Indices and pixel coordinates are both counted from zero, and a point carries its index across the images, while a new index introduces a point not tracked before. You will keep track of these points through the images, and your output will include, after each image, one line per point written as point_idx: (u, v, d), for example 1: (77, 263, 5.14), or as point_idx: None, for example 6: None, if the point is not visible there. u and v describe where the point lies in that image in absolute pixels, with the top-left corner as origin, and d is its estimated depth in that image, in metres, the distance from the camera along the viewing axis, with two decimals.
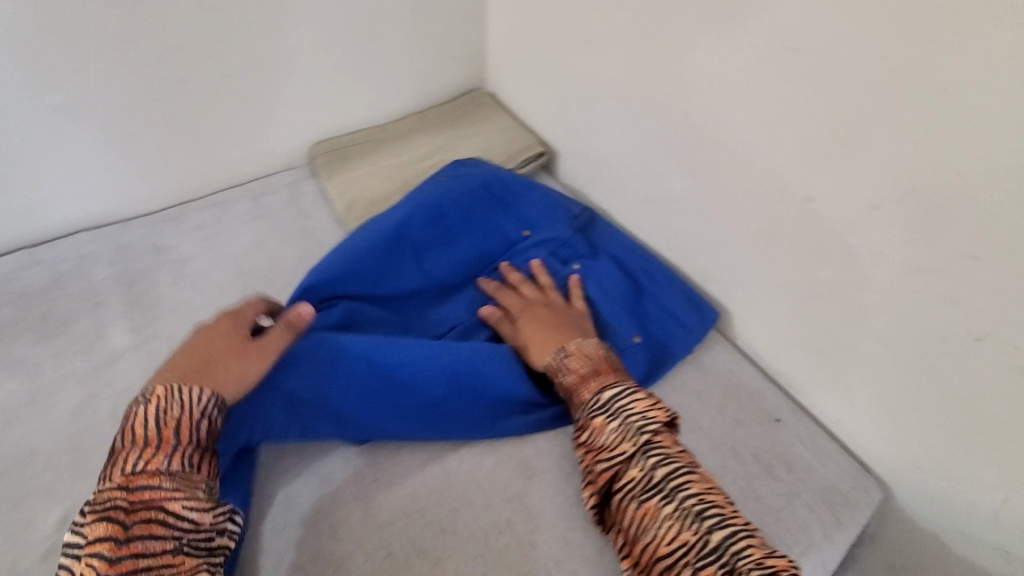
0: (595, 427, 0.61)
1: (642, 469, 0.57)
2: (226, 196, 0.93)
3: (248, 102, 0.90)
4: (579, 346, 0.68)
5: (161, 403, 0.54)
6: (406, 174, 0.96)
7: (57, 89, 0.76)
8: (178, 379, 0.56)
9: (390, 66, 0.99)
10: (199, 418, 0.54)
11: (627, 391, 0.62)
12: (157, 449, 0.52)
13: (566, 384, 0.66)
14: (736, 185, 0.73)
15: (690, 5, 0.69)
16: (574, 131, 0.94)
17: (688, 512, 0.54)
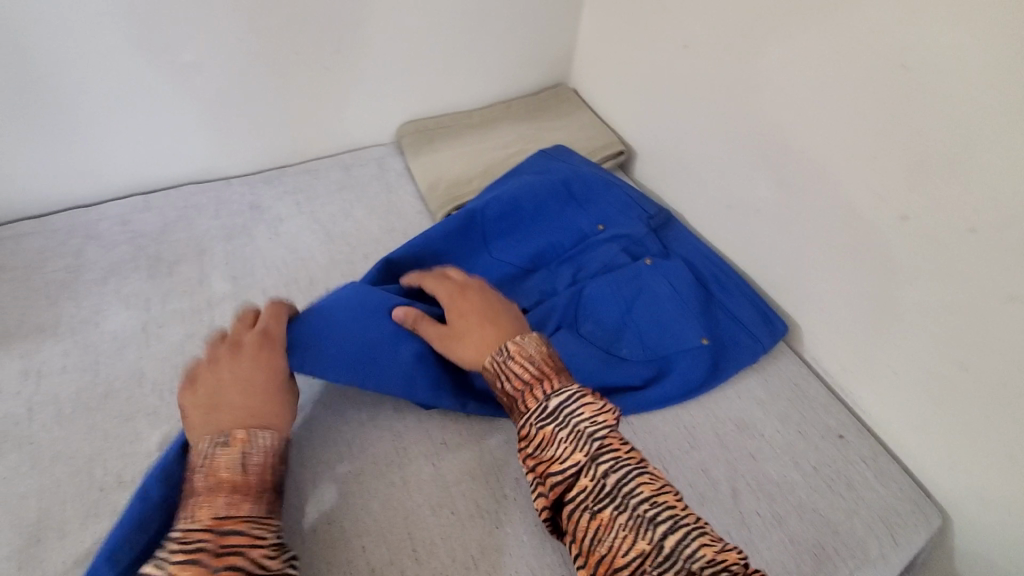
0: (544, 437, 0.57)
1: (594, 478, 0.54)
2: (320, 164, 0.99)
3: (353, 78, 0.95)
4: (520, 347, 0.62)
5: (243, 450, 0.52)
6: (488, 160, 1.00)
7: (191, 51, 0.83)
8: (245, 418, 0.55)
9: (483, 56, 1.03)
10: (275, 462, 0.54)
11: (574, 396, 0.58)
12: (245, 495, 0.50)
13: (507, 391, 0.61)
14: (823, 198, 0.73)
15: (797, 16, 0.70)
16: (657, 132, 0.96)
17: (641, 519, 0.52)
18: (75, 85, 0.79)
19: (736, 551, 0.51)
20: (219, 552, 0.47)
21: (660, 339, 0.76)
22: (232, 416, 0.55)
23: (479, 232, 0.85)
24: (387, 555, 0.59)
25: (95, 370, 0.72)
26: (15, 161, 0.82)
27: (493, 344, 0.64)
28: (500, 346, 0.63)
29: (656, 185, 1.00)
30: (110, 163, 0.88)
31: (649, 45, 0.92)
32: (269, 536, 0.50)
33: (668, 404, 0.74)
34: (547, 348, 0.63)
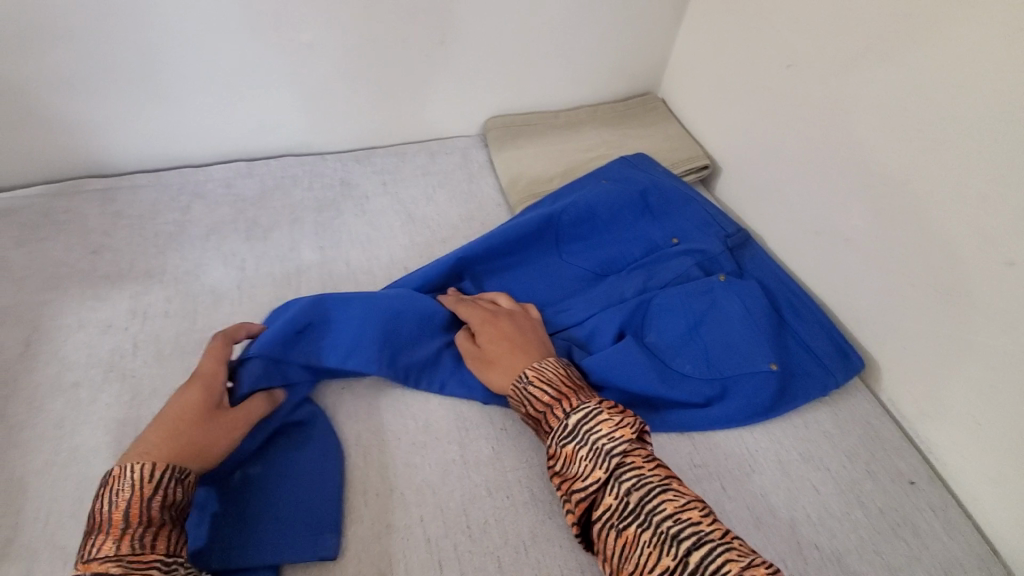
0: (566, 456, 0.59)
1: (617, 495, 0.56)
2: (407, 149, 1.03)
3: (451, 70, 0.99)
4: (538, 372, 0.64)
5: (115, 486, 0.51)
6: (570, 161, 1.01)
7: (308, 33, 0.88)
8: (141, 456, 0.53)
9: (578, 58, 1.05)
10: (148, 495, 0.51)
11: (592, 413, 0.60)
12: (107, 535, 0.49)
13: (531, 414, 0.64)
14: (922, 233, 0.71)
15: (918, 45, 0.68)
16: (747, 150, 0.95)
17: (665, 536, 0.53)
18: (203, 54, 0.86)
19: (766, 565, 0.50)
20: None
21: (726, 359, 0.74)
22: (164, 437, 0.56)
23: (554, 232, 0.86)
24: (442, 529, 0.61)
25: (192, 318, 0.77)
26: (142, 119, 0.90)
27: (513, 369, 0.67)
28: (519, 373, 0.66)
29: (737, 203, 0.99)
30: (220, 130, 0.95)
31: (751, 61, 0.91)
32: (146, 568, 0.48)
33: (728, 425, 0.72)
34: (563, 369, 0.66)
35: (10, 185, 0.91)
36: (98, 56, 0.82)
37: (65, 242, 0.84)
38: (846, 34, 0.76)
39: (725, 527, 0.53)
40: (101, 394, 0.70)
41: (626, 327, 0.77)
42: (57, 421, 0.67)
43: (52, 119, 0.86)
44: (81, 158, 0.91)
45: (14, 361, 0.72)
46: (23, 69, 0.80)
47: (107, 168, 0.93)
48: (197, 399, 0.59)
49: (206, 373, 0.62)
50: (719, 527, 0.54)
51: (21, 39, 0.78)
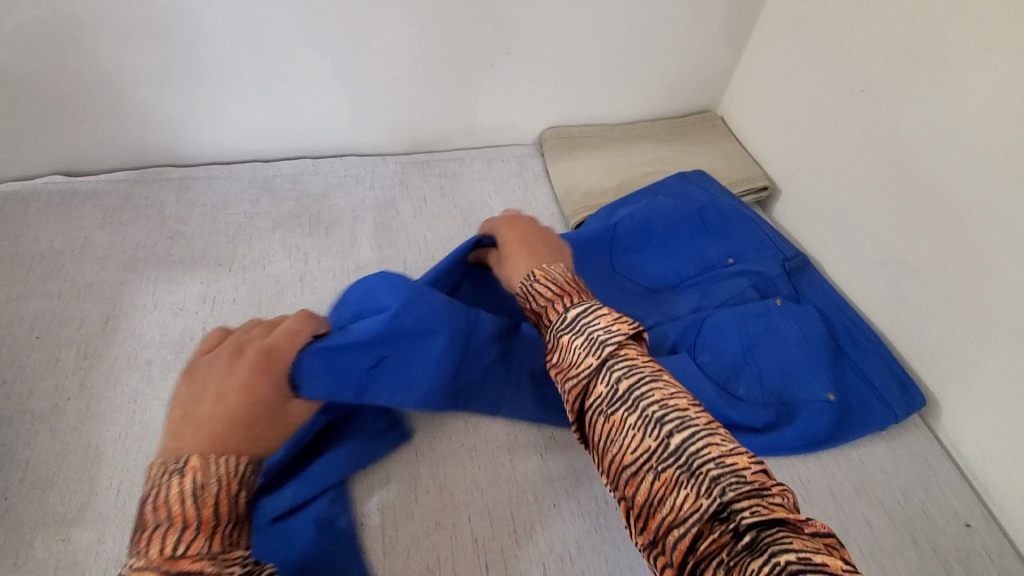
0: (560, 344, 0.55)
1: (607, 383, 0.51)
2: (465, 154, 1.05)
3: (514, 80, 1.01)
4: (545, 270, 0.61)
5: (200, 476, 0.45)
6: (627, 174, 1.02)
7: (381, 39, 0.91)
8: (218, 450, 0.47)
9: (639, 73, 1.05)
10: (241, 490, 0.46)
11: (593, 305, 0.56)
12: (198, 532, 0.43)
13: (535, 309, 0.61)
14: (996, 271, 0.68)
15: (1002, 79, 0.66)
16: (810, 174, 0.93)
17: (650, 419, 0.49)
18: (281, 56, 0.90)
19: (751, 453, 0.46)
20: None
21: (781, 385, 0.74)
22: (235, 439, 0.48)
23: (609, 243, 0.86)
24: (490, 530, 0.62)
25: (258, 307, 0.81)
26: (220, 114, 0.94)
27: (521, 271, 0.64)
28: (526, 272, 0.63)
29: (796, 226, 0.97)
30: (289, 128, 0.99)
31: (820, 84, 0.89)
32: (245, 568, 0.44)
33: (782, 452, 0.71)
34: (571, 273, 0.61)
35: (95, 170, 0.97)
36: (187, 54, 0.87)
37: (143, 227, 0.89)
38: (925, 63, 0.74)
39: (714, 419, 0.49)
40: (172, 373, 0.73)
41: (680, 344, 0.77)
42: (130, 396, 0.71)
43: (138, 110, 0.91)
44: (160, 148, 0.96)
45: (95, 336, 0.76)
46: (116, 63, 0.86)
47: (183, 158, 0.98)
48: (271, 389, 0.51)
49: (281, 359, 0.53)
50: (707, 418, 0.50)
51: (118, 34, 0.83)
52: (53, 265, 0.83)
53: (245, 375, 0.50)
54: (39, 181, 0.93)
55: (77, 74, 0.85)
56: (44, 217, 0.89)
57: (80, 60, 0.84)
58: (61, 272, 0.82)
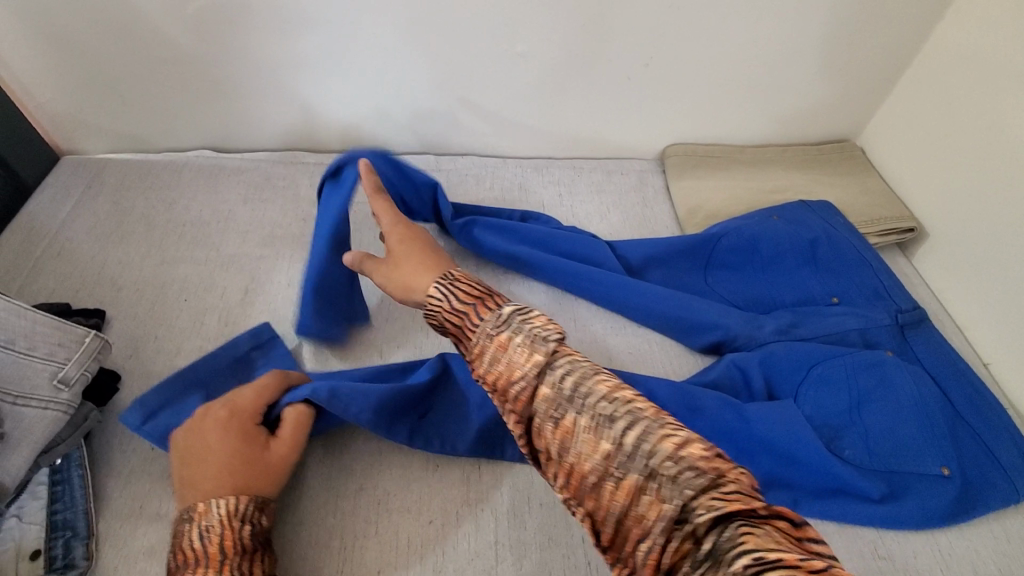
0: (491, 351, 0.46)
1: (550, 385, 0.44)
2: (584, 164, 1.05)
3: (646, 94, 0.99)
4: (464, 271, 0.55)
5: (203, 518, 0.52)
6: (753, 199, 0.97)
7: (524, 43, 0.91)
8: (215, 497, 0.54)
9: (776, 96, 1.00)
10: (239, 526, 0.52)
11: (526, 304, 0.49)
12: (206, 567, 0.50)
13: (454, 310, 0.51)
14: None
15: None
16: (970, 220, 0.85)
17: (601, 420, 0.41)
18: (426, 54, 0.92)
19: (705, 443, 0.40)
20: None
21: (890, 451, 0.68)
22: (220, 486, 0.55)
23: (704, 264, 0.86)
24: (605, 554, 0.61)
25: (381, 294, 0.83)
26: (359, 105, 0.98)
27: (428, 274, 0.58)
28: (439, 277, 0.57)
29: (937, 273, 0.90)
30: (419, 124, 1.01)
31: (997, 122, 0.81)
32: None
33: (896, 527, 0.65)
34: (492, 271, 0.55)
35: (239, 147, 1.04)
36: (340, 48, 0.91)
37: (279, 207, 0.94)
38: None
39: (663, 405, 0.43)
40: (301, 350, 0.76)
41: (778, 388, 0.73)
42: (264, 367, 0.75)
43: (284, 95, 0.96)
44: (299, 133, 1.02)
45: (234, 306, 0.81)
46: (275, 51, 0.91)
47: (317, 144, 1.03)
48: (242, 440, 0.59)
49: (242, 412, 0.62)
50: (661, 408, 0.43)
51: (281, 23, 0.88)
52: (201, 234, 0.89)
53: (223, 434, 0.59)
54: (190, 154, 1.00)
55: (241, 59, 0.91)
56: (195, 187, 0.95)
57: (245, 44, 0.90)
58: (208, 242, 0.88)
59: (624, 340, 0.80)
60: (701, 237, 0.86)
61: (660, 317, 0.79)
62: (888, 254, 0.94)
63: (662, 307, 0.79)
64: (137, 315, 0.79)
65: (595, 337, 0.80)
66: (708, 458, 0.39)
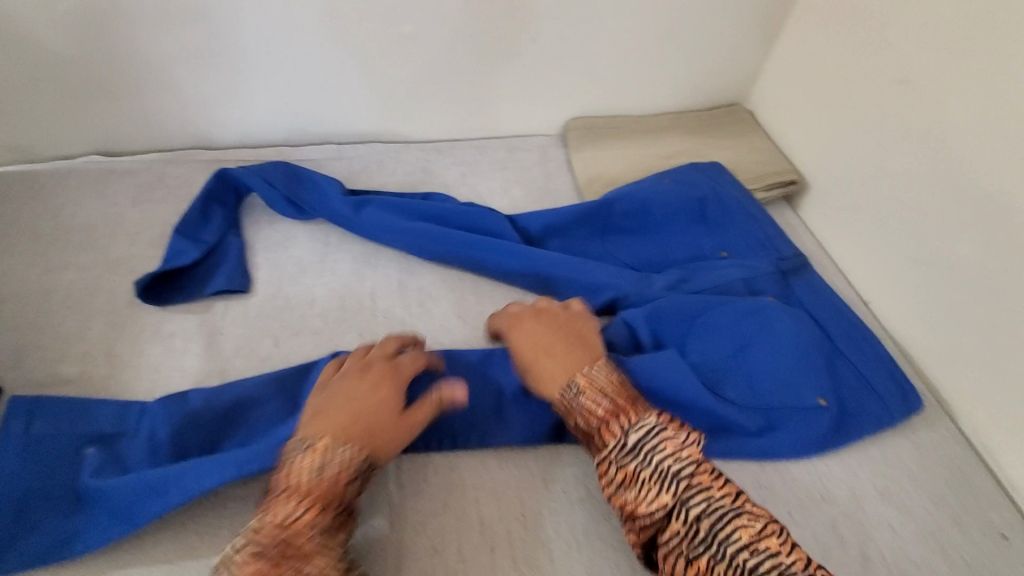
0: (626, 476, 0.57)
1: (686, 522, 0.54)
2: (488, 143, 1.06)
3: (541, 71, 1.00)
4: (590, 379, 0.62)
5: (323, 459, 0.55)
6: (649, 165, 1.00)
7: (410, 23, 0.92)
8: (337, 438, 0.57)
9: (667, 64, 1.03)
10: (347, 480, 0.55)
11: (655, 432, 0.59)
12: (307, 508, 0.53)
13: (582, 427, 0.61)
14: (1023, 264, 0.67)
15: None
16: (843, 166, 0.89)
17: (738, 567, 0.51)
18: (313, 41, 0.91)
19: None
20: (278, 559, 0.50)
21: (772, 388, 0.71)
22: (341, 430, 0.57)
23: (600, 228, 0.89)
24: (497, 513, 0.63)
25: (277, 284, 0.82)
26: (251, 98, 0.97)
27: (559, 373, 0.64)
28: (566, 380, 0.63)
29: (821, 222, 0.94)
30: (317, 114, 1.00)
31: (860, 72, 0.86)
32: (336, 551, 0.53)
33: (778, 458, 0.68)
34: (616, 374, 0.64)
35: (130, 151, 1.00)
36: (223, 39, 0.89)
37: (173, 207, 0.91)
38: (996, 42, 0.69)
39: (807, 557, 0.51)
40: (192, 347, 0.75)
41: (666, 339, 0.75)
42: (154, 367, 0.73)
43: (173, 92, 0.94)
44: (193, 131, 0.99)
45: (121, 308, 0.78)
46: (155, 47, 0.88)
47: (214, 141, 1.01)
48: (382, 396, 0.61)
49: (402, 372, 0.64)
50: (798, 556, 0.52)
51: (158, 17, 0.86)
52: (89, 239, 0.87)
53: (371, 381, 0.62)
54: (79, 161, 0.97)
55: (119, 57, 0.89)
56: (82, 193, 0.92)
57: (122, 41, 0.87)
58: (95, 247, 0.85)
59: None
60: (595, 202, 0.88)
61: (555, 284, 0.81)
62: (778, 208, 0.98)
63: (557, 272, 0.81)
64: (16, 326, 0.76)
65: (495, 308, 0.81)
66: None
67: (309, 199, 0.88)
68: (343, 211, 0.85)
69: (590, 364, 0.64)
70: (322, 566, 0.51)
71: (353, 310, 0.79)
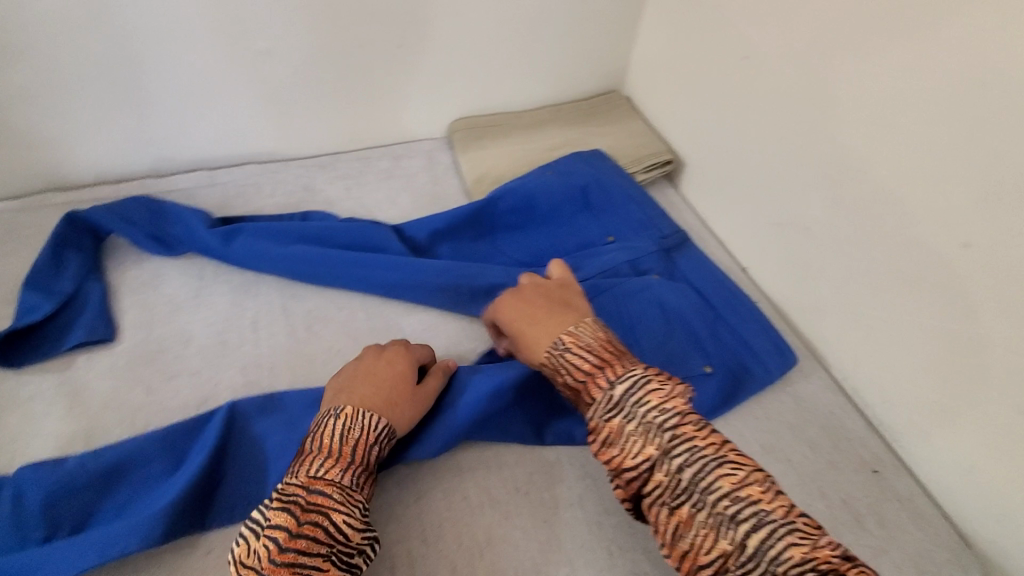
0: (611, 431, 0.55)
1: (668, 473, 0.52)
2: (372, 154, 1.03)
3: (414, 75, 0.99)
4: (574, 337, 0.61)
5: (349, 422, 0.57)
6: (534, 159, 1.01)
7: (264, 38, 0.88)
8: (365, 405, 0.59)
9: (539, 59, 1.05)
10: (373, 443, 0.56)
11: (639, 384, 0.56)
12: (335, 462, 0.54)
13: (570, 384, 0.60)
14: (857, 218, 0.71)
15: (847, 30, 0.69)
16: (709, 142, 0.93)
17: (721, 517, 0.49)
18: (161, 65, 0.86)
19: (830, 543, 0.47)
20: (306, 508, 0.50)
21: (661, 363, 0.73)
22: (370, 398, 0.60)
23: (489, 226, 0.89)
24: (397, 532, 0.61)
25: (149, 328, 0.76)
26: (103, 132, 0.90)
27: (548, 335, 0.63)
28: (554, 339, 0.62)
29: (699, 197, 0.98)
30: (182, 141, 0.95)
31: (711, 50, 0.90)
32: (357, 510, 0.52)
33: None
34: (602, 334, 0.62)
35: None
36: (57, 72, 0.82)
37: (24, 259, 0.83)
38: (808, 15, 0.73)
39: (788, 503, 0.50)
40: (52, 410, 0.68)
41: None
42: (9, 438, 0.66)
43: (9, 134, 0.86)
44: (41, 174, 0.91)
45: None
46: None
47: (68, 183, 0.93)
48: (406, 368, 0.64)
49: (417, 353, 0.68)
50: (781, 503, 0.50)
51: None
52: None
53: (392, 360, 0.65)
54: None
55: None
56: None
57: None
58: None
59: (414, 319, 0.80)
60: (479, 201, 0.87)
61: (438, 288, 0.79)
62: (660, 188, 1.02)
63: (443, 277, 0.79)
64: None
65: (387, 322, 0.79)
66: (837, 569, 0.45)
67: (174, 231, 0.84)
68: (212, 241, 0.81)
69: (576, 323, 0.63)
70: (347, 520, 0.51)
71: (233, 344, 0.75)
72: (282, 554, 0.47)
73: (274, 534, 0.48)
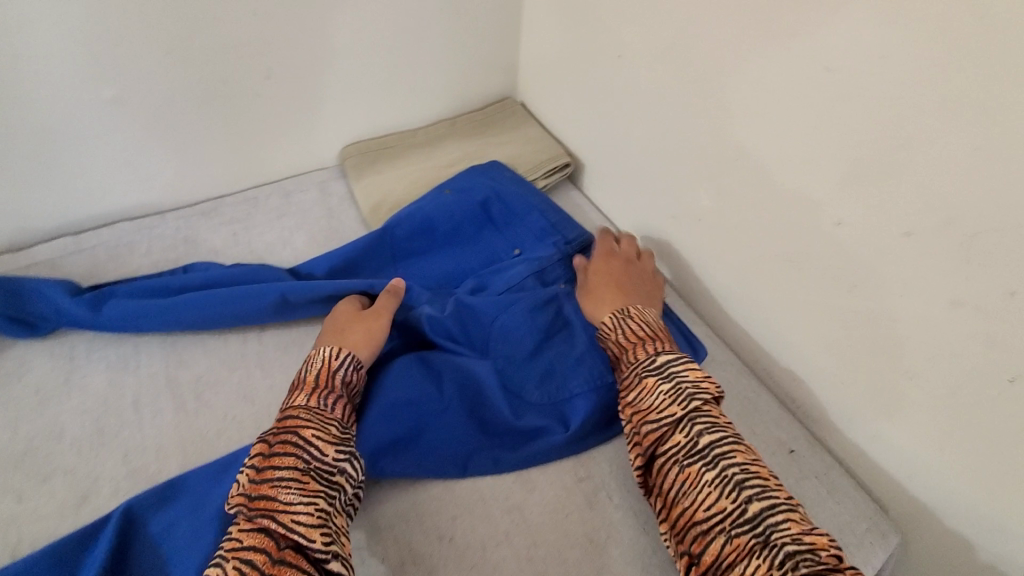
0: (646, 386, 0.62)
1: (688, 435, 0.58)
2: (259, 193, 0.97)
3: (290, 107, 0.93)
4: (639, 313, 0.71)
5: (309, 360, 0.65)
6: (432, 178, 0.97)
7: (109, 86, 0.80)
8: (322, 345, 0.68)
9: (424, 74, 1.01)
10: (332, 369, 0.64)
11: (683, 360, 0.63)
12: (301, 392, 0.62)
13: (618, 344, 0.68)
14: (742, 206, 0.72)
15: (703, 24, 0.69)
16: (602, 142, 0.93)
17: (728, 479, 0.54)
18: None
19: (824, 534, 0.51)
20: (277, 432, 0.57)
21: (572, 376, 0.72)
22: (326, 339, 0.69)
23: (389, 256, 0.85)
24: None
25: (11, 428, 0.68)
26: None
27: (614, 304, 0.74)
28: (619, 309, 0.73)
29: (601, 197, 0.98)
30: (34, 208, 0.85)
31: (590, 52, 0.89)
32: (330, 428, 0.59)
33: (589, 443, 0.69)
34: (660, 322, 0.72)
35: None
36: None
37: None
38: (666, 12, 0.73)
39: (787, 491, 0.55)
40: None
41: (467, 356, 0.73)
42: None
43: None
44: None
45: None
46: None
47: None
48: (352, 309, 0.73)
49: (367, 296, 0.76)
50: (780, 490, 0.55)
51: None
52: None
53: (341, 307, 0.73)
54: None
55: None
56: None
57: None
58: None
59: None
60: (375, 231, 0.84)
61: None
62: (564, 192, 1.01)
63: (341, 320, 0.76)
64: None
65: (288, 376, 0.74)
66: (830, 552, 0.50)
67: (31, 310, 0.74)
68: (79, 317, 0.73)
69: (638, 306, 0.73)
70: (318, 434, 0.57)
71: (114, 431, 0.68)
72: (259, 473, 0.54)
73: (251, 462, 0.56)
